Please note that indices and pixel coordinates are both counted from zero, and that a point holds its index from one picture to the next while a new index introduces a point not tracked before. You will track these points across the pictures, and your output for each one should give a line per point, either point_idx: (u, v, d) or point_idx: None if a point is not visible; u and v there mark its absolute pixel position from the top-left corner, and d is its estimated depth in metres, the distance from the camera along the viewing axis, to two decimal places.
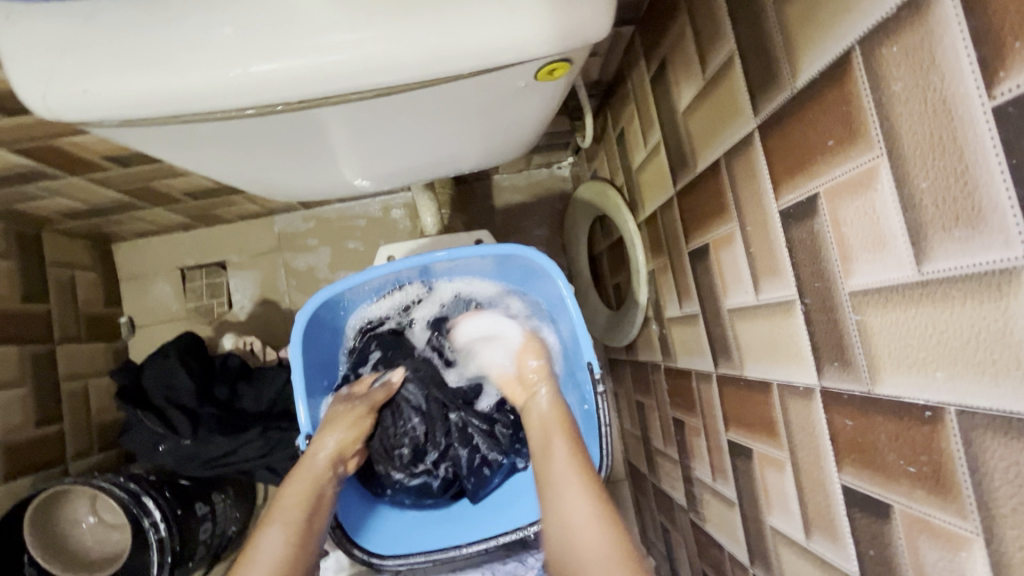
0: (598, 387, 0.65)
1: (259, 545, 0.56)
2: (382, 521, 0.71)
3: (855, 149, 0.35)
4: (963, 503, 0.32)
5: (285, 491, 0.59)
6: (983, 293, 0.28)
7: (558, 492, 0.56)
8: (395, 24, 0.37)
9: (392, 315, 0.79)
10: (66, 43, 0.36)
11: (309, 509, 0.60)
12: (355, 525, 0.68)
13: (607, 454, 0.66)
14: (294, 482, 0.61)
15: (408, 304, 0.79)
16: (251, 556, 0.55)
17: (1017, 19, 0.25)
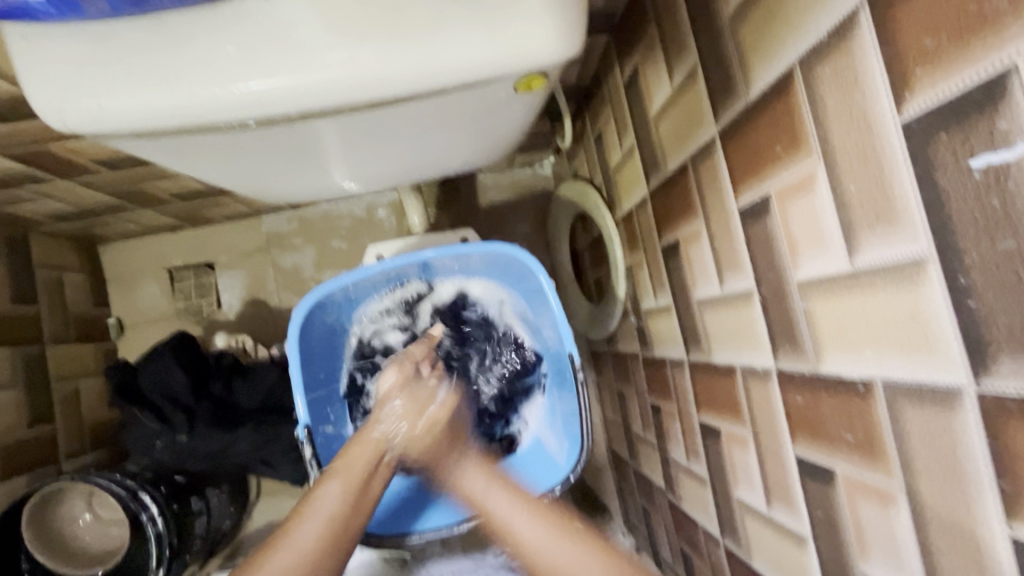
0: (578, 375, 0.70)
1: (318, 499, 0.59)
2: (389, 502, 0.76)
3: (800, 156, 0.40)
4: (889, 464, 0.37)
5: (349, 456, 0.63)
6: (898, 281, 0.33)
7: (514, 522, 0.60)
8: (384, 43, 0.40)
9: (397, 312, 0.80)
10: (79, 61, 0.39)
11: (368, 479, 0.63)
12: None
13: (588, 438, 0.70)
14: (357, 450, 0.64)
15: (409, 301, 0.80)
16: (306, 513, 0.58)
17: (916, 49, 0.29)
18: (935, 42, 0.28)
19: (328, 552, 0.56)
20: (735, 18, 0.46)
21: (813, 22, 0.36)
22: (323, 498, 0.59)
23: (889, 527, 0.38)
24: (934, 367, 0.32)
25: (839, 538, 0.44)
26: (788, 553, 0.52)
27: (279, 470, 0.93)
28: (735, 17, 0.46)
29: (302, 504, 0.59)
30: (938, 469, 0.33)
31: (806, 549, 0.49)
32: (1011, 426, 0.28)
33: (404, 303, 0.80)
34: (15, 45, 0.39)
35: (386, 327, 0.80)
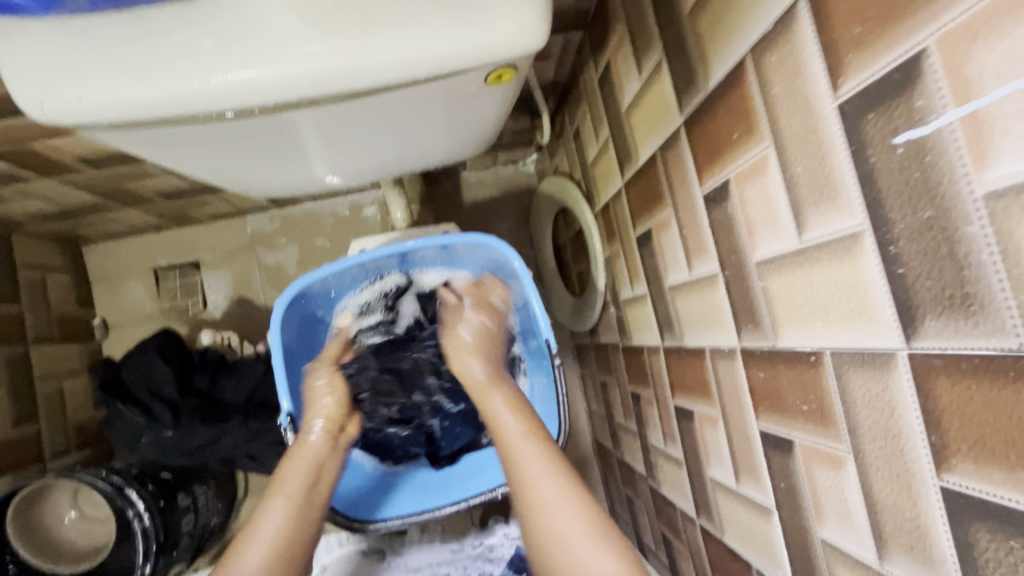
0: (556, 361, 0.72)
1: (260, 520, 0.60)
2: (370, 490, 0.78)
3: (753, 141, 0.42)
4: (838, 429, 0.39)
5: (282, 470, 0.64)
6: (840, 254, 0.35)
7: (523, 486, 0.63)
8: (358, 35, 0.42)
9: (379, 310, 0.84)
10: (60, 54, 0.40)
11: (308, 486, 0.64)
12: (340, 497, 0.74)
13: (566, 421, 0.72)
14: (293, 462, 0.65)
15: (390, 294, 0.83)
16: (252, 535, 0.59)
17: (848, 36, 0.31)
18: (863, 28, 0.30)
19: (284, 563, 0.58)
20: (695, 12, 0.48)
21: (762, 12, 0.39)
22: (265, 514, 0.60)
23: (840, 490, 0.40)
24: (874, 334, 0.34)
25: (799, 505, 0.46)
26: (755, 524, 0.54)
27: (265, 464, 0.93)
28: (694, 11, 0.48)
29: (243, 531, 0.60)
30: (879, 430, 0.35)
31: (770, 519, 0.51)
32: (937, 382, 0.30)
33: (386, 298, 0.83)
34: None
35: (368, 318, 0.83)
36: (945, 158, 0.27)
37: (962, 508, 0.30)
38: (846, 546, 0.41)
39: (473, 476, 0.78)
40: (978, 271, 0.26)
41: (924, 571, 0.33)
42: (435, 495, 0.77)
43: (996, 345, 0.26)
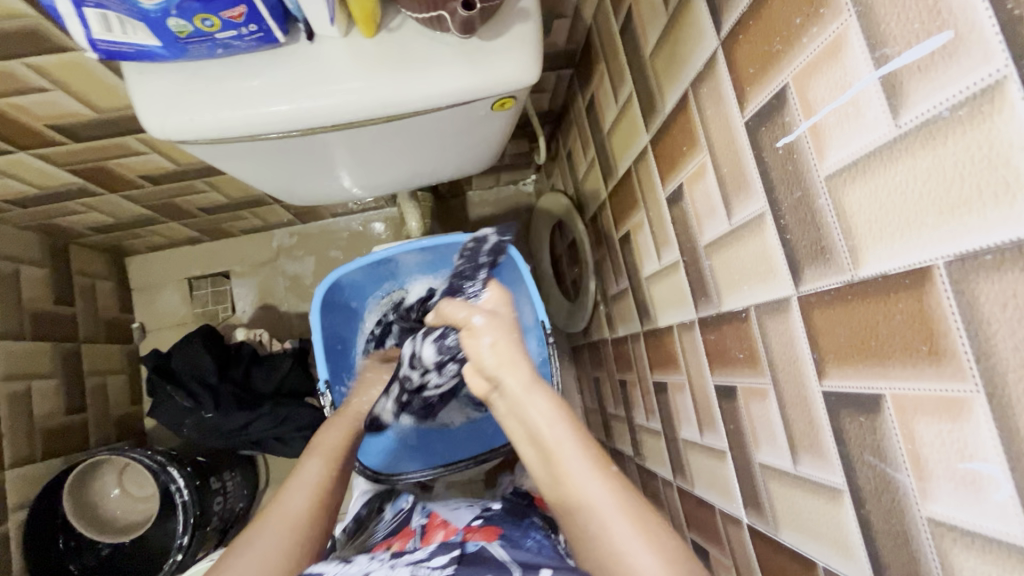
0: (550, 341, 0.85)
1: (302, 470, 0.65)
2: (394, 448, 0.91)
3: (696, 151, 0.55)
4: (763, 367, 0.50)
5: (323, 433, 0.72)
6: (753, 230, 0.48)
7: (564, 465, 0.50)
8: (397, 74, 0.56)
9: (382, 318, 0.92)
10: (179, 89, 0.55)
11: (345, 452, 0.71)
12: (373, 456, 0.88)
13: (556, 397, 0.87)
14: (333, 431, 0.73)
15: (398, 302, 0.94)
16: (293, 482, 0.64)
17: (745, 75, 0.45)
18: (752, 70, 0.44)
19: (320, 510, 0.63)
20: (652, 55, 0.62)
21: (696, 56, 0.52)
22: (308, 466, 0.66)
23: (766, 417, 0.51)
24: (778, 285, 0.46)
25: (743, 440, 0.57)
26: (716, 469, 0.65)
27: (292, 447, 1.04)
28: (652, 54, 0.62)
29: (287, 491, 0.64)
30: (785, 358, 0.47)
31: (725, 460, 0.62)
32: (812, 313, 0.42)
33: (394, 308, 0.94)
34: (133, 78, 0.55)
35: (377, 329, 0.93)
36: (803, 153, 0.40)
37: (834, 404, 0.41)
38: (771, 461, 0.51)
39: (471, 438, 0.94)
40: (827, 228, 0.39)
41: (818, 462, 0.44)
42: (449, 450, 0.93)
43: (839, 279, 0.38)
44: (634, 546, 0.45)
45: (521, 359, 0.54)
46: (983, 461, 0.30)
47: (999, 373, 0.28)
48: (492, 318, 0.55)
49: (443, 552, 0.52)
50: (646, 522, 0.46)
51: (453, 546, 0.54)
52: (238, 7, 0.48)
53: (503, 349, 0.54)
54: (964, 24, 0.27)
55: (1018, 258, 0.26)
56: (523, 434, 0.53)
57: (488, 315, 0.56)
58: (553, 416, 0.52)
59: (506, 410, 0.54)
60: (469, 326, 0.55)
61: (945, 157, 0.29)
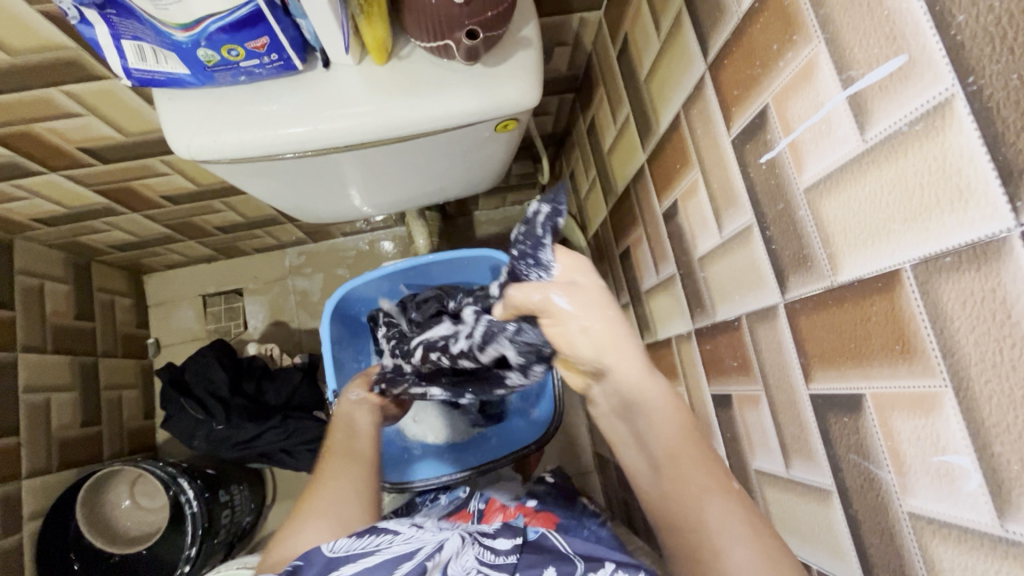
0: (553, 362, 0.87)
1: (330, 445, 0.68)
2: (396, 457, 0.93)
3: (689, 168, 0.58)
4: (754, 374, 0.52)
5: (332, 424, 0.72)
6: (742, 241, 0.50)
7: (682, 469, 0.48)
8: (406, 98, 0.60)
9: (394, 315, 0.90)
10: (205, 113, 0.59)
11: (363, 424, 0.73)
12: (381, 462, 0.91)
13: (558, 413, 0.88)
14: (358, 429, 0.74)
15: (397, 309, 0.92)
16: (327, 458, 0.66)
17: (730, 96, 0.48)
18: (736, 92, 0.47)
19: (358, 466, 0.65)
20: (647, 79, 0.66)
21: (687, 79, 0.56)
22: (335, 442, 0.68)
23: (759, 423, 0.53)
24: (766, 294, 0.48)
25: (738, 447, 0.58)
26: None
27: (300, 460, 1.06)
28: (647, 78, 0.66)
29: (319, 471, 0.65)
30: (775, 363, 0.48)
31: None
32: (797, 320, 0.44)
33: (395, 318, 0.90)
34: (164, 103, 0.59)
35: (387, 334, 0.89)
36: (784, 168, 0.42)
37: (822, 406, 0.43)
38: (765, 466, 0.53)
39: (473, 446, 0.95)
40: (808, 238, 0.41)
41: (807, 464, 0.46)
42: (450, 459, 0.94)
43: (820, 285, 0.40)
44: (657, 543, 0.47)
45: (622, 342, 0.49)
46: (955, 453, 0.32)
47: (963, 367, 0.30)
48: (571, 292, 0.49)
49: (508, 535, 0.54)
50: (704, 511, 0.45)
51: (518, 529, 0.55)
52: (262, 38, 0.53)
53: (600, 334, 0.49)
54: (916, 48, 0.30)
55: (972, 260, 0.29)
56: (621, 425, 0.51)
57: (564, 287, 0.49)
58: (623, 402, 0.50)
59: (612, 408, 0.53)
60: (550, 310, 0.50)
61: (907, 168, 0.32)
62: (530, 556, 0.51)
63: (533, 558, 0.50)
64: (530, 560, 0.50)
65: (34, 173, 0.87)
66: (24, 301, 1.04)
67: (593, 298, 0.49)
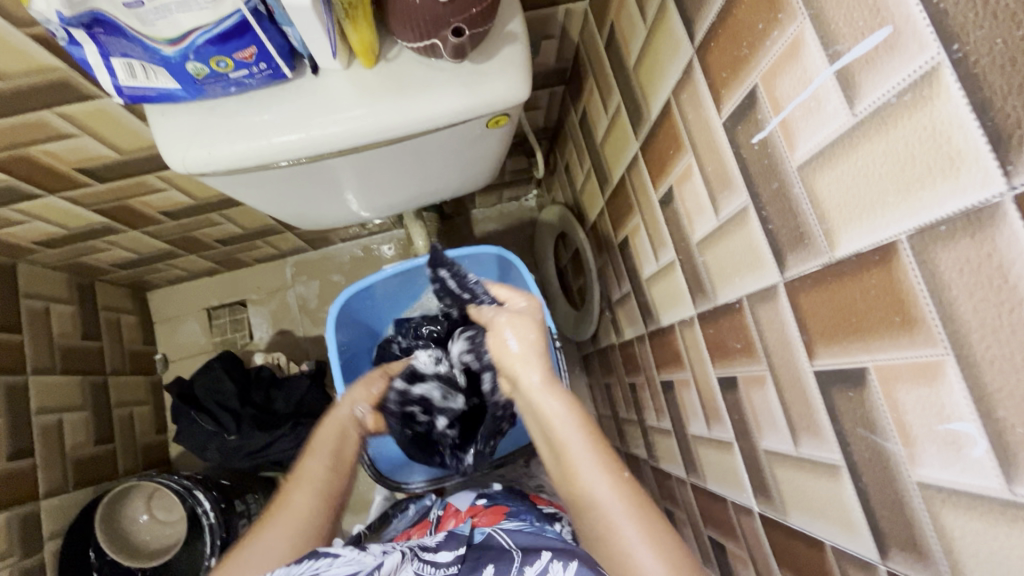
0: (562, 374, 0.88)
1: (304, 469, 0.71)
2: (393, 457, 0.93)
3: (682, 153, 0.58)
4: (758, 355, 0.52)
5: (316, 433, 0.75)
6: (738, 224, 0.50)
7: (569, 452, 0.58)
8: (396, 98, 0.60)
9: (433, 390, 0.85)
10: (199, 127, 0.60)
11: (338, 444, 0.75)
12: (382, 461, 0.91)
13: None
14: (325, 432, 0.76)
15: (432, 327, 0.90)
16: (297, 482, 0.70)
17: (719, 79, 0.48)
18: (724, 75, 0.47)
19: (327, 498, 0.69)
20: (636, 66, 0.65)
21: (675, 65, 0.56)
22: (307, 466, 0.71)
23: (768, 403, 0.52)
24: (766, 274, 0.48)
25: (747, 428, 0.58)
26: (725, 461, 0.64)
27: None
28: (636, 65, 0.65)
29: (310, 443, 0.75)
30: (779, 342, 0.48)
31: (732, 451, 0.62)
32: (798, 297, 0.44)
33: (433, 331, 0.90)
34: (157, 119, 0.60)
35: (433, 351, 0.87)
36: (776, 147, 0.42)
37: (828, 381, 0.43)
38: (775, 446, 0.53)
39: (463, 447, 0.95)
40: (804, 215, 0.41)
41: (816, 438, 0.46)
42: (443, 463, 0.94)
43: (818, 262, 0.40)
44: (605, 541, 0.54)
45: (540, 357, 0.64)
46: (960, 420, 0.32)
47: (963, 334, 0.30)
48: (519, 333, 0.64)
49: (450, 547, 0.65)
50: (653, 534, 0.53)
51: (461, 538, 0.66)
52: (249, 48, 0.53)
53: (536, 341, 0.64)
54: (900, 18, 0.30)
55: (967, 227, 0.29)
56: (556, 421, 0.60)
57: (514, 326, 0.65)
58: (564, 415, 0.60)
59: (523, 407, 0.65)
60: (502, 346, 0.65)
61: (897, 140, 0.32)
62: (469, 563, 0.61)
63: (472, 563, 0.61)
64: (471, 566, 0.60)
65: (33, 196, 0.88)
66: (30, 325, 1.05)
67: (527, 326, 0.64)
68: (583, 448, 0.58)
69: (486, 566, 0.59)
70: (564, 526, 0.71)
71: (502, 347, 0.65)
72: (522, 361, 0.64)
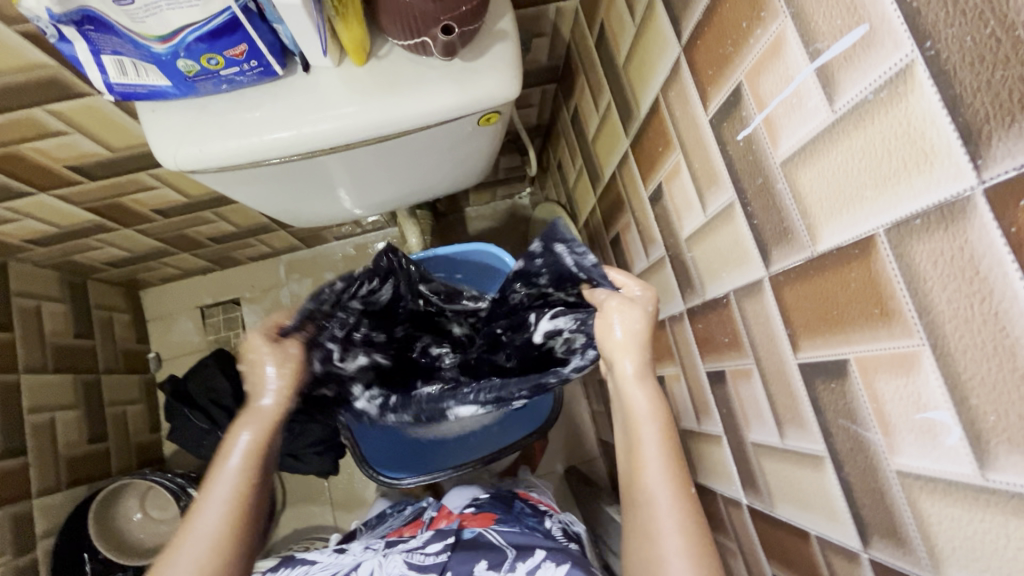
0: None
1: (216, 483, 0.57)
2: (387, 453, 0.93)
3: (671, 150, 0.59)
4: (746, 349, 0.53)
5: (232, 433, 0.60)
6: (725, 220, 0.51)
7: (642, 451, 0.58)
8: (387, 96, 0.60)
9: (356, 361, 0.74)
10: (190, 125, 0.60)
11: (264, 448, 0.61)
12: (376, 457, 0.91)
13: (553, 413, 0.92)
14: (246, 430, 0.61)
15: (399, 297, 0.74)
16: (205, 502, 0.57)
17: (705, 77, 0.49)
18: (710, 72, 0.48)
19: (243, 520, 0.57)
20: (626, 64, 0.66)
21: (663, 63, 0.56)
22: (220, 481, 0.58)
23: (755, 396, 0.53)
24: (752, 269, 0.49)
25: (735, 421, 0.58)
26: (715, 454, 0.65)
27: (307, 464, 1.06)
28: (626, 63, 0.66)
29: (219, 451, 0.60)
30: (765, 336, 0.49)
31: (721, 444, 0.63)
32: (782, 291, 0.45)
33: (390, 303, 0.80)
34: (147, 116, 0.60)
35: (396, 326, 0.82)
36: (760, 143, 0.43)
37: (811, 374, 0.43)
38: (762, 439, 0.53)
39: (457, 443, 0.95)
40: (787, 210, 0.42)
41: (801, 429, 0.47)
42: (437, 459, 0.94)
43: (801, 256, 0.41)
44: None
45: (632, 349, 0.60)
46: (935, 409, 0.32)
47: (938, 326, 0.31)
48: (625, 322, 0.59)
49: (440, 538, 0.64)
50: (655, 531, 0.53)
51: (448, 532, 0.66)
52: (240, 46, 0.53)
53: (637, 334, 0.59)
54: (875, 18, 0.31)
55: (941, 220, 0.29)
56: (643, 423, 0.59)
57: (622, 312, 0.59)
58: (651, 411, 0.59)
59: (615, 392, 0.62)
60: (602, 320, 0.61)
61: (874, 136, 0.32)
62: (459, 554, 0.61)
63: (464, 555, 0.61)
64: (461, 557, 0.61)
65: (24, 194, 0.87)
66: (22, 324, 1.04)
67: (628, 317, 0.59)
68: (653, 445, 0.58)
69: (478, 559, 0.60)
70: (555, 525, 0.72)
71: (605, 333, 0.60)
72: (625, 348, 0.60)
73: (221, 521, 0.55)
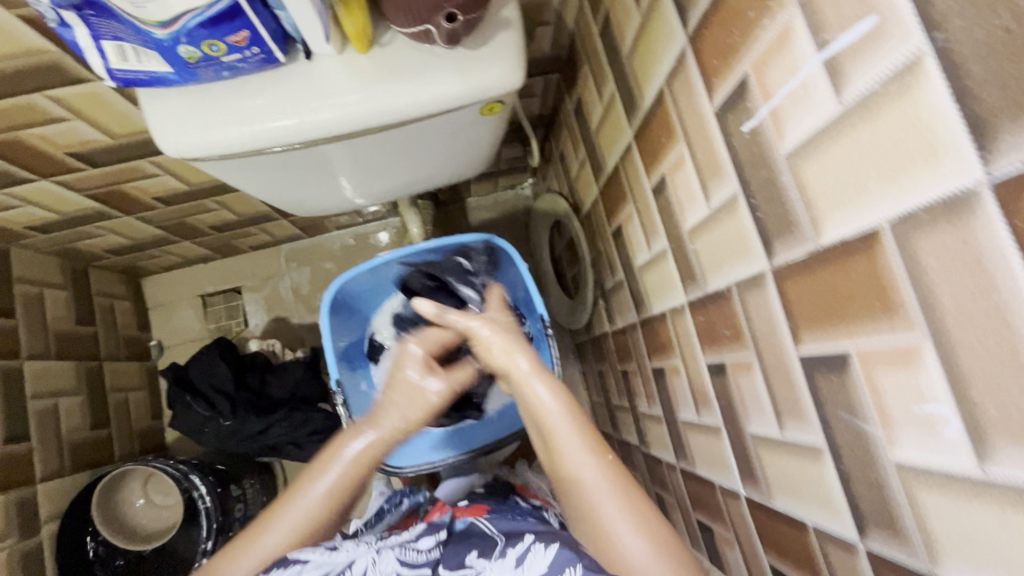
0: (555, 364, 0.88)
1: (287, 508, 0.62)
2: None
3: (674, 141, 0.59)
4: (746, 341, 0.53)
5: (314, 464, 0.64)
6: (728, 212, 0.51)
7: (558, 443, 0.59)
8: (389, 84, 0.60)
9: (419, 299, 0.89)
10: (191, 111, 0.59)
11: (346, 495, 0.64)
12: None
13: None
14: (329, 459, 0.65)
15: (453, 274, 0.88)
16: (274, 521, 0.62)
17: (711, 68, 0.48)
18: (715, 63, 0.47)
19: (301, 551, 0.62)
20: (630, 53, 0.65)
21: (668, 53, 0.56)
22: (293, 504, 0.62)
23: (754, 388, 0.53)
24: (754, 262, 0.49)
25: (735, 413, 0.59)
26: (713, 446, 0.66)
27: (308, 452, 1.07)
28: (630, 52, 0.65)
29: (301, 476, 0.64)
30: (766, 329, 0.49)
31: (720, 436, 0.63)
32: (785, 284, 0.45)
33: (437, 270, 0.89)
34: (148, 102, 0.60)
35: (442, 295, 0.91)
36: (765, 135, 0.43)
37: (812, 366, 0.43)
38: (761, 431, 0.54)
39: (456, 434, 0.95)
40: (791, 202, 0.42)
41: (800, 422, 0.47)
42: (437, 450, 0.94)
43: (804, 249, 0.41)
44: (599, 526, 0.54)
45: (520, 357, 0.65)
46: (936, 403, 0.33)
47: (940, 319, 0.31)
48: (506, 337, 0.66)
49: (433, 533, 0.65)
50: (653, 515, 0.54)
51: (440, 525, 0.67)
52: (242, 32, 0.53)
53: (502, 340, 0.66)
54: (885, 9, 0.30)
55: (947, 213, 0.29)
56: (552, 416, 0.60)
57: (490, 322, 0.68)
58: (560, 401, 0.61)
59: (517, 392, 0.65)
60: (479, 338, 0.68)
61: (881, 127, 0.32)
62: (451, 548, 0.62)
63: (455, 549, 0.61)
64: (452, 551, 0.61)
65: (25, 180, 0.87)
66: (25, 310, 1.05)
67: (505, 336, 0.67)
68: (570, 432, 0.58)
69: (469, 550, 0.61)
70: (551, 514, 0.74)
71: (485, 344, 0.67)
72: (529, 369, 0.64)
73: (282, 546, 0.61)
